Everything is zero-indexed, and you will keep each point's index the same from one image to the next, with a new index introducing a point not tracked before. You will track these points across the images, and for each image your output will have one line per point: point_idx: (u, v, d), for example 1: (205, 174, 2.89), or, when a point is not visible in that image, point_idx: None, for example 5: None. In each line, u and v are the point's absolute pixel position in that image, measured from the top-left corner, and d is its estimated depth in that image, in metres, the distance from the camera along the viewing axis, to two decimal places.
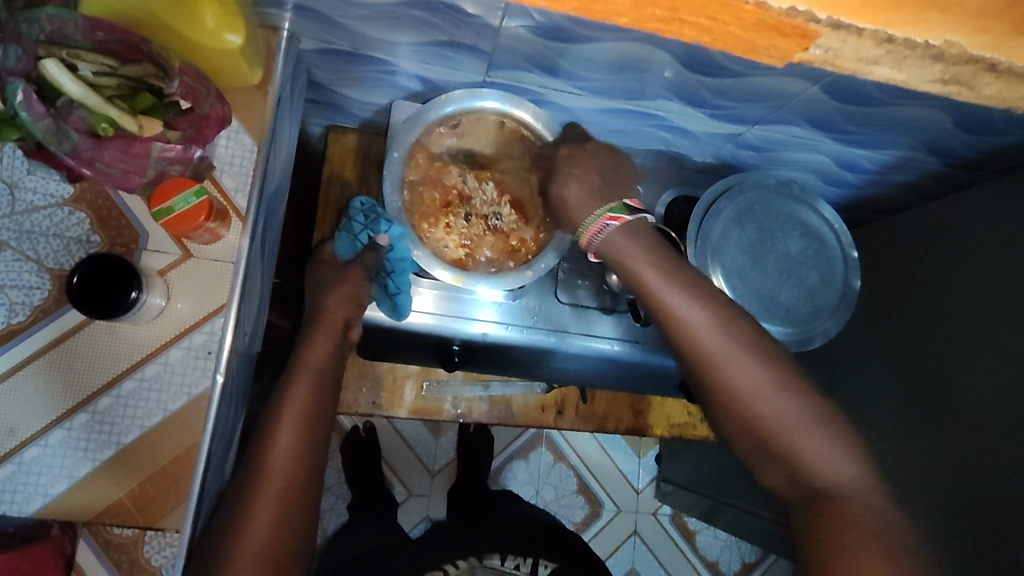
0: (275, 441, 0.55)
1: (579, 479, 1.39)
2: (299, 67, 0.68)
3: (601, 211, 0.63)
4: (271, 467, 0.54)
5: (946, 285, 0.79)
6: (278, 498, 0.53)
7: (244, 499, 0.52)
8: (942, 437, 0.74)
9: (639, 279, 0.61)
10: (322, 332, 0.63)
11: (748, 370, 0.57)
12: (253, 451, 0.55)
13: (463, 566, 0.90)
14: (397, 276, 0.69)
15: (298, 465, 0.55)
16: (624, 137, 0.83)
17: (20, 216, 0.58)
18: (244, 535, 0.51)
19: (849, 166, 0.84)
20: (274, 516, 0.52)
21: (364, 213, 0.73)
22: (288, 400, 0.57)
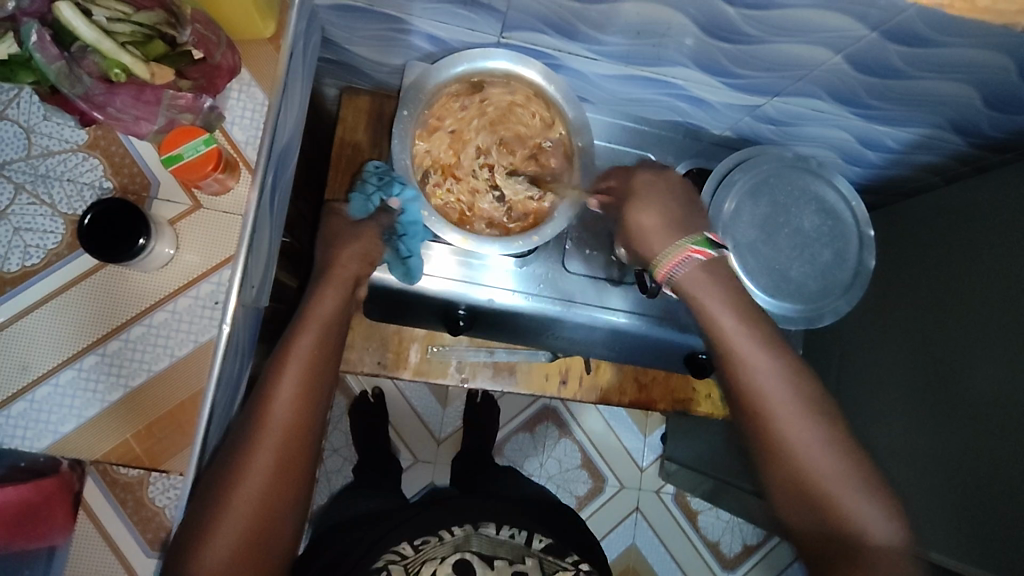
0: (277, 394, 0.55)
1: (584, 454, 1.40)
2: (313, 23, 0.68)
3: (686, 242, 0.61)
4: (271, 416, 0.55)
5: (967, 267, 0.77)
6: (277, 447, 0.54)
7: (243, 445, 0.54)
8: (957, 426, 0.72)
9: (713, 316, 0.59)
10: (333, 286, 0.63)
11: (793, 407, 0.56)
12: (256, 400, 0.56)
13: (459, 534, 0.81)
14: (407, 241, 0.69)
15: (297, 416, 0.56)
16: (639, 107, 0.81)
17: (36, 160, 0.58)
18: (241, 483, 0.52)
19: (871, 144, 0.82)
20: (272, 466, 0.54)
21: (377, 175, 0.71)
22: (294, 352, 0.58)
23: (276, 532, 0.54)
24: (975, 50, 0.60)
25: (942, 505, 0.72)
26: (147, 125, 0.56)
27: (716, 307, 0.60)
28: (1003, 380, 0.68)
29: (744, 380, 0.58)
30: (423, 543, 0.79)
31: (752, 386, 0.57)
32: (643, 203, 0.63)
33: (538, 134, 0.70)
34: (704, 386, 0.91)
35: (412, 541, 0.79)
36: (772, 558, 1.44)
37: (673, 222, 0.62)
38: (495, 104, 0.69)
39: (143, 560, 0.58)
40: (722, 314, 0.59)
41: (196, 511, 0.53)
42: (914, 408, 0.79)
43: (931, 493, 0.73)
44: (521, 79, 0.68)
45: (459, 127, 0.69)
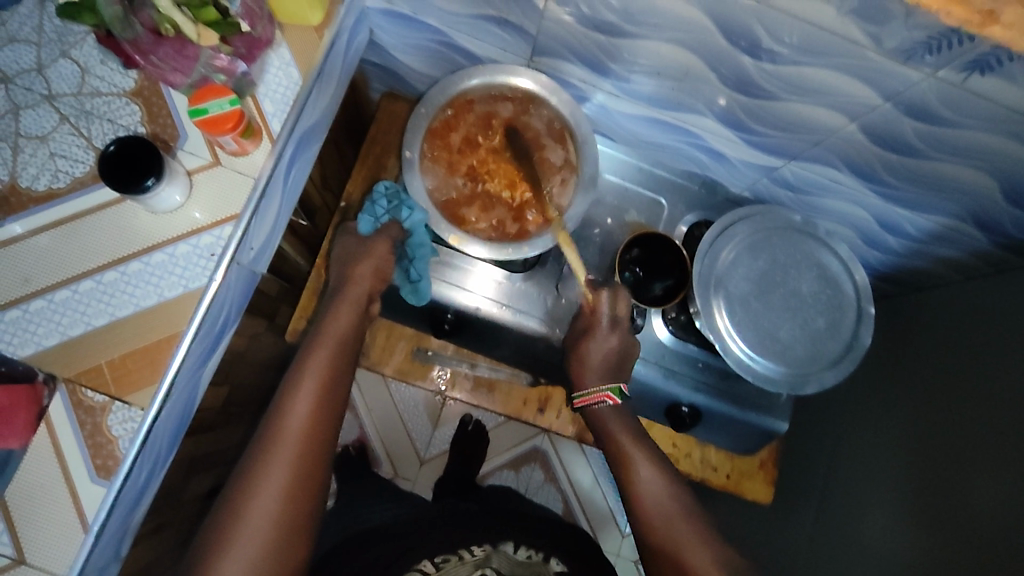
0: (294, 404, 0.59)
1: (565, 506, 1.36)
2: (363, 25, 0.74)
3: (604, 387, 0.70)
4: (286, 430, 0.58)
5: (975, 372, 0.73)
6: (291, 457, 0.57)
7: (258, 456, 0.57)
8: (934, 515, 0.71)
9: (607, 426, 0.70)
10: (347, 301, 0.68)
11: (654, 481, 0.65)
12: (272, 412, 0.59)
13: (478, 555, 0.81)
14: (416, 263, 0.73)
15: (310, 428, 0.59)
16: (659, 153, 0.82)
17: (84, 98, 0.64)
18: (257, 495, 0.55)
19: (891, 228, 0.81)
20: (288, 477, 0.56)
21: (387, 197, 0.76)
22: (310, 363, 0.62)
23: (298, 545, 0.56)
24: (992, 136, 0.59)
25: None
26: (181, 77, 0.61)
27: (644, 469, 0.66)
28: (1003, 496, 0.64)
29: (630, 466, 0.67)
30: (443, 562, 0.79)
31: (628, 473, 0.67)
32: (595, 340, 0.70)
33: (546, 152, 0.70)
34: (684, 443, 0.88)
35: (433, 560, 0.79)
36: None
37: (614, 365, 0.71)
38: (505, 116, 0.70)
39: (86, 483, 0.59)
40: (615, 426, 0.70)
41: (209, 529, 0.55)
42: (897, 494, 0.78)
43: None
44: (531, 96, 0.70)
45: (470, 131, 0.70)
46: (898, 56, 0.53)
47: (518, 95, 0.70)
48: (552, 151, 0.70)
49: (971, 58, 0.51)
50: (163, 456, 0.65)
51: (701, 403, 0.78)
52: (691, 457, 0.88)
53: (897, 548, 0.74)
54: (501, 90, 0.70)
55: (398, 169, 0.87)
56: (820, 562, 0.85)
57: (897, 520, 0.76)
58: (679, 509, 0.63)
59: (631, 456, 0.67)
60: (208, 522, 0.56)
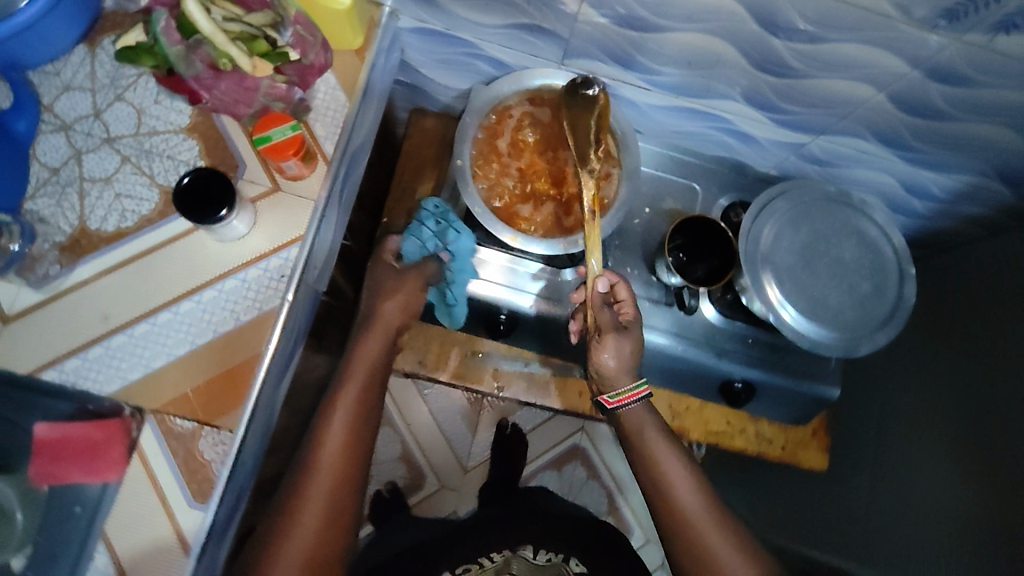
0: (326, 437, 0.62)
1: (610, 501, 1.38)
2: (396, 45, 0.77)
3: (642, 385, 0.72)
4: (321, 462, 0.60)
5: (1015, 321, 0.76)
6: (326, 489, 0.59)
7: (296, 489, 0.59)
8: (991, 461, 0.73)
9: (636, 425, 0.72)
10: (376, 331, 0.72)
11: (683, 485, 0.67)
12: (306, 446, 0.62)
13: (499, 560, 0.96)
14: (455, 290, 0.76)
15: (344, 459, 0.61)
16: (687, 138, 0.86)
17: (143, 137, 0.67)
18: (296, 526, 0.57)
19: (917, 191, 0.84)
20: (324, 508, 0.58)
21: (434, 218, 0.76)
22: (341, 397, 0.65)
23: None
24: (1017, 92, 0.62)
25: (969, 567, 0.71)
26: (243, 107, 0.64)
27: (671, 464, 0.68)
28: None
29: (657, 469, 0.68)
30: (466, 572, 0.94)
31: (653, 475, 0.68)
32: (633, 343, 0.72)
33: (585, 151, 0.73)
34: (737, 419, 0.90)
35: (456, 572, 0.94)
36: None
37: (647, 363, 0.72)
38: (543, 120, 0.73)
39: (185, 509, 0.60)
40: (643, 427, 0.71)
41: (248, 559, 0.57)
42: (949, 444, 0.80)
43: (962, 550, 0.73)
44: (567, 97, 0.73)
45: (513, 136, 0.73)
46: (926, 26, 0.56)
47: (553, 98, 0.73)
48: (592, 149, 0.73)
49: (996, 20, 0.54)
50: (249, 477, 0.66)
51: (755, 378, 0.80)
52: (746, 432, 0.90)
53: (956, 502, 0.76)
54: (536, 96, 0.73)
55: (434, 181, 0.89)
56: (875, 523, 0.87)
57: (953, 475, 0.78)
58: (713, 512, 0.65)
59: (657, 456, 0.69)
60: (247, 553, 0.58)
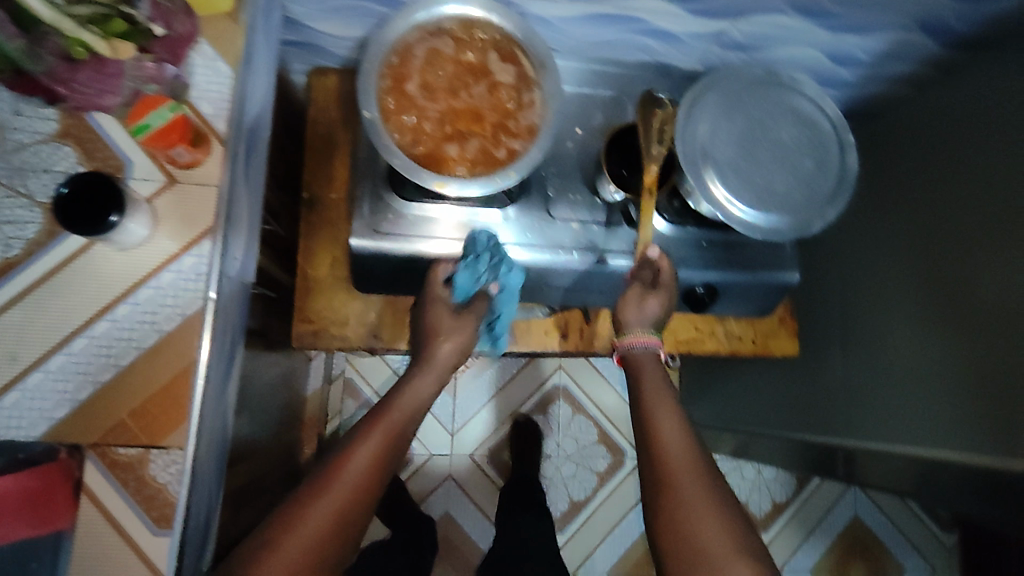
0: (354, 453, 0.58)
1: (600, 429, 1.46)
2: (274, 2, 0.69)
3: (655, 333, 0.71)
4: (345, 475, 0.56)
5: (962, 172, 0.75)
6: (339, 502, 0.54)
7: (314, 493, 0.54)
8: (958, 317, 0.73)
9: (637, 379, 0.69)
10: (433, 368, 0.69)
11: (675, 429, 0.64)
12: (334, 459, 0.58)
13: None
14: (496, 324, 0.79)
15: (369, 473, 0.57)
16: (606, 49, 0.80)
17: (9, 154, 0.59)
18: (295, 526, 0.51)
19: (844, 60, 0.81)
20: (331, 515, 0.53)
21: (490, 249, 0.70)
22: (378, 422, 0.61)
23: None
24: None
25: (963, 416, 0.70)
26: (113, 96, 0.59)
27: (666, 418, 0.65)
28: (1018, 281, 0.66)
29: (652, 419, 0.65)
30: None
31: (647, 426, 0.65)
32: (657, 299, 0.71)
33: (502, 77, 0.66)
34: (706, 323, 0.88)
35: None
36: (804, 506, 1.49)
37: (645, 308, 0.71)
38: (450, 53, 0.65)
39: (149, 539, 0.56)
40: (647, 379, 0.69)
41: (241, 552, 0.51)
42: (912, 309, 0.80)
43: (952, 400, 0.72)
44: (469, 23, 0.66)
45: (419, 74, 0.64)
46: None
47: (453, 27, 0.65)
48: (508, 73, 0.66)
49: None
50: (220, 489, 0.60)
51: (715, 280, 0.79)
52: (716, 334, 0.89)
53: (932, 362, 0.76)
54: (435, 27, 0.65)
55: (351, 145, 0.84)
56: (861, 398, 0.87)
57: (925, 335, 0.78)
58: (689, 457, 0.62)
59: (655, 405, 0.66)
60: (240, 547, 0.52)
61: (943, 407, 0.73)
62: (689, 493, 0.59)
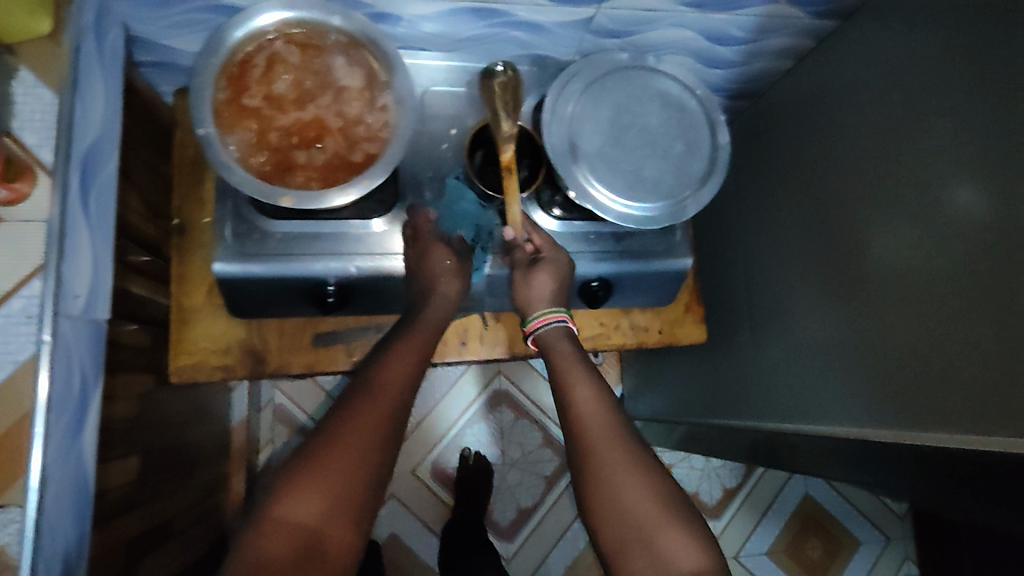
0: (383, 379, 0.58)
1: (544, 432, 1.43)
2: (110, 19, 0.66)
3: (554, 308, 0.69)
4: (372, 398, 0.57)
5: (847, 145, 0.74)
6: (371, 428, 0.55)
7: (338, 421, 0.55)
8: (855, 290, 0.73)
9: (556, 347, 0.67)
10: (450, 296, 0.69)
11: (592, 395, 0.63)
12: (357, 383, 0.59)
13: None
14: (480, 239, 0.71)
15: (395, 396, 0.58)
16: (477, 45, 0.78)
17: None
18: (330, 453, 0.53)
19: (720, 40, 0.80)
20: (369, 441, 0.54)
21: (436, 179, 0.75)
22: (408, 346, 0.62)
23: (346, 525, 0.52)
24: None
25: (869, 393, 0.70)
26: None
27: (580, 385, 0.63)
28: (906, 250, 0.65)
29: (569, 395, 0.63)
30: None
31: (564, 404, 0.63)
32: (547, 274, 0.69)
33: (349, 81, 0.62)
34: (610, 317, 0.87)
35: None
36: (754, 491, 1.48)
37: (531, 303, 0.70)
38: (294, 61, 0.62)
39: None
40: (561, 344, 0.67)
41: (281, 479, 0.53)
42: (815, 285, 0.79)
43: (858, 378, 0.72)
44: (313, 26, 0.62)
45: (260, 85, 0.61)
46: None
47: (295, 31, 0.62)
48: (355, 78, 0.62)
49: None
50: (83, 527, 0.60)
51: (608, 273, 0.77)
52: (620, 327, 0.87)
53: (838, 336, 0.75)
54: (275, 33, 0.61)
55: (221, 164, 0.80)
56: (781, 377, 0.86)
57: (831, 311, 0.76)
58: (607, 420, 0.61)
59: (572, 377, 0.64)
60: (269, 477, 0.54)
61: (853, 383, 0.72)
62: (608, 454, 0.59)
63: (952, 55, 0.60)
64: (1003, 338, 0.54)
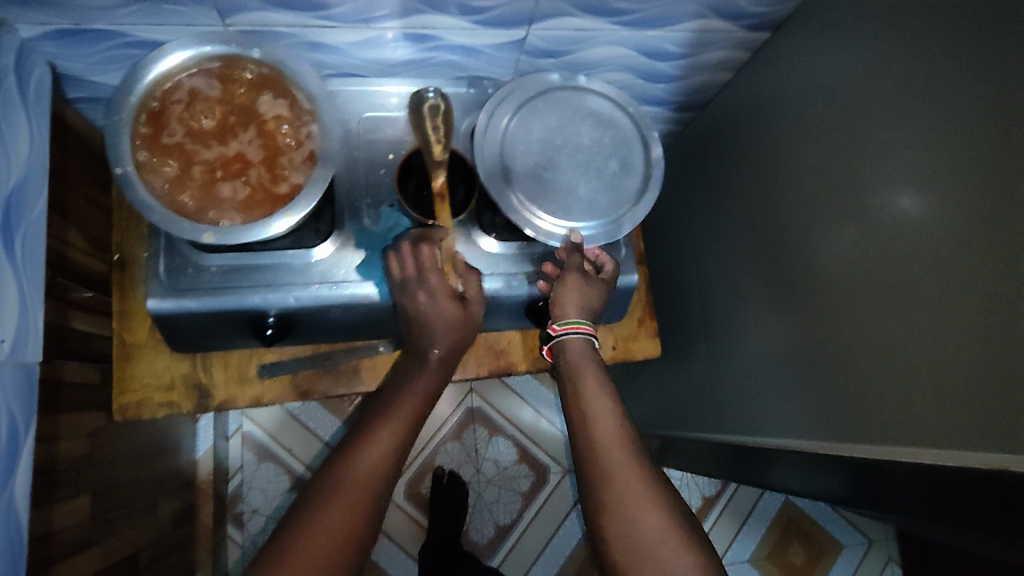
0: (364, 451, 0.60)
1: (519, 448, 1.42)
2: (34, 59, 0.66)
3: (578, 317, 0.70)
4: (356, 472, 0.59)
5: (786, 155, 0.74)
6: (350, 499, 0.57)
7: (319, 495, 0.57)
8: (800, 298, 0.72)
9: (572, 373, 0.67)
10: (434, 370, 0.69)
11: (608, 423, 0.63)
12: (341, 458, 0.60)
13: None
14: None
15: (377, 468, 0.60)
16: (412, 69, 0.78)
17: None
18: (312, 525, 0.55)
19: (656, 55, 0.80)
20: (346, 513, 0.56)
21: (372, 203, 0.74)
22: (388, 413, 0.64)
23: None
24: None
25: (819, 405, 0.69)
26: None
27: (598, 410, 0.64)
28: (844, 259, 0.64)
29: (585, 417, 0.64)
30: None
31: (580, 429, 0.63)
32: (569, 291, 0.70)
33: (272, 112, 0.62)
34: None
35: None
36: (735, 499, 1.47)
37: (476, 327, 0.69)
38: (216, 94, 0.62)
39: None
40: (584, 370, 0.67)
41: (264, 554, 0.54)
42: (766, 294, 0.79)
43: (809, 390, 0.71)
44: (234, 58, 0.62)
45: (181, 120, 0.61)
46: None
47: (217, 65, 0.62)
48: (277, 109, 0.62)
49: None
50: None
51: (555, 292, 0.76)
52: None
53: (789, 347, 0.75)
54: (196, 68, 0.62)
55: None
56: (744, 387, 0.85)
57: (782, 321, 0.76)
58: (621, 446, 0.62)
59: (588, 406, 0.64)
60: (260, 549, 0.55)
61: (806, 392, 0.72)
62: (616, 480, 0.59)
63: (872, 65, 0.60)
64: (931, 346, 0.54)
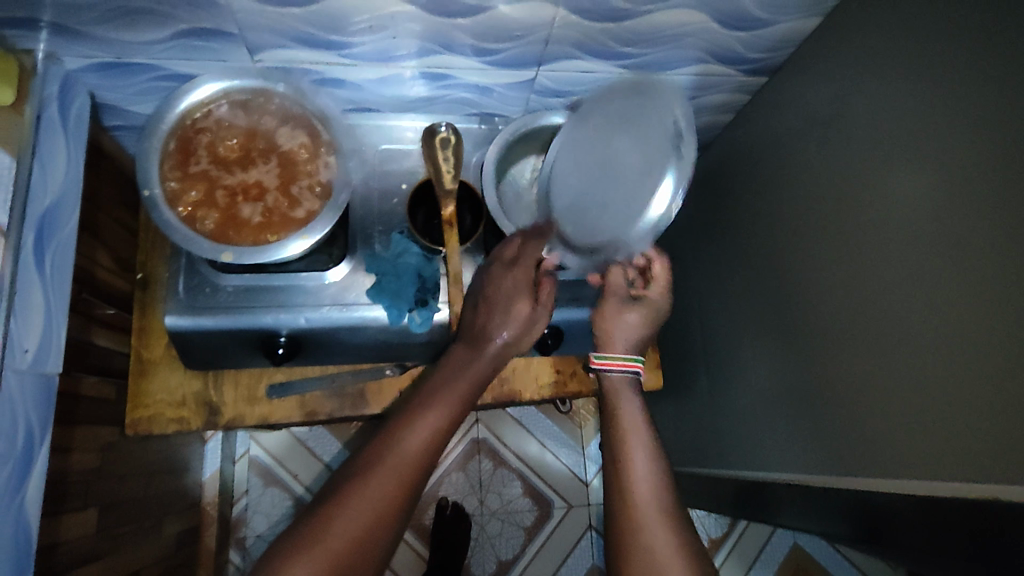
0: (409, 434, 0.58)
1: (523, 482, 1.41)
2: (77, 90, 0.71)
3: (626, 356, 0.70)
4: (399, 453, 0.56)
5: (784, 193, 0.76)
6: (391, 482, 0.55)
7: (357, 474, 0.55)
8: (797, 331, 0.74)
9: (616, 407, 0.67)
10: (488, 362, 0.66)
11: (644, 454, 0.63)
12: (385, 437, 0.58)
13: None
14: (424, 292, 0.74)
15: (421, 453, 0.57)
16: (427, 106, 0.82)
17: None
18: (343, 507, 0.53)
19: None
20: (384, 494, 0.54)
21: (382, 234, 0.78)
22: (440, 396, 0.61)
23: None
24: None
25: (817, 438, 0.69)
26: None
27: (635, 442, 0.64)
28: (837, 294, 0.66)
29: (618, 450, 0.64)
30: None
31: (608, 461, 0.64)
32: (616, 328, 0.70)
33: (292, 142, 0.66)
34: (566, 364, 0.88)
35: None
36: (741, 541, 1.45)
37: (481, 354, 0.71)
38: (241, 125, 0.66)
39: None
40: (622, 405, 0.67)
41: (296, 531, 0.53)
42: (764, 327, 0.81)
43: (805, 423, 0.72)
44: (259, 92, 0.66)
45: (207, 148, 0.64)
46: None
47: (243, 98, 0.67)
48: (297, 140, 0.66)
49: None
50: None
51: (558, 321, 0.79)
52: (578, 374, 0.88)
53: (788, 380, 0.75)
54: (223, 100, 0.66)
55: None
56: (747, 421, 0.85)
57: (780, 354, 0.77)
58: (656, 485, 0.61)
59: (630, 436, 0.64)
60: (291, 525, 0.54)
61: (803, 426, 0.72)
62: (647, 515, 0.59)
63: (860, 108, 0.63)
64: (918, 378, 0.55)
